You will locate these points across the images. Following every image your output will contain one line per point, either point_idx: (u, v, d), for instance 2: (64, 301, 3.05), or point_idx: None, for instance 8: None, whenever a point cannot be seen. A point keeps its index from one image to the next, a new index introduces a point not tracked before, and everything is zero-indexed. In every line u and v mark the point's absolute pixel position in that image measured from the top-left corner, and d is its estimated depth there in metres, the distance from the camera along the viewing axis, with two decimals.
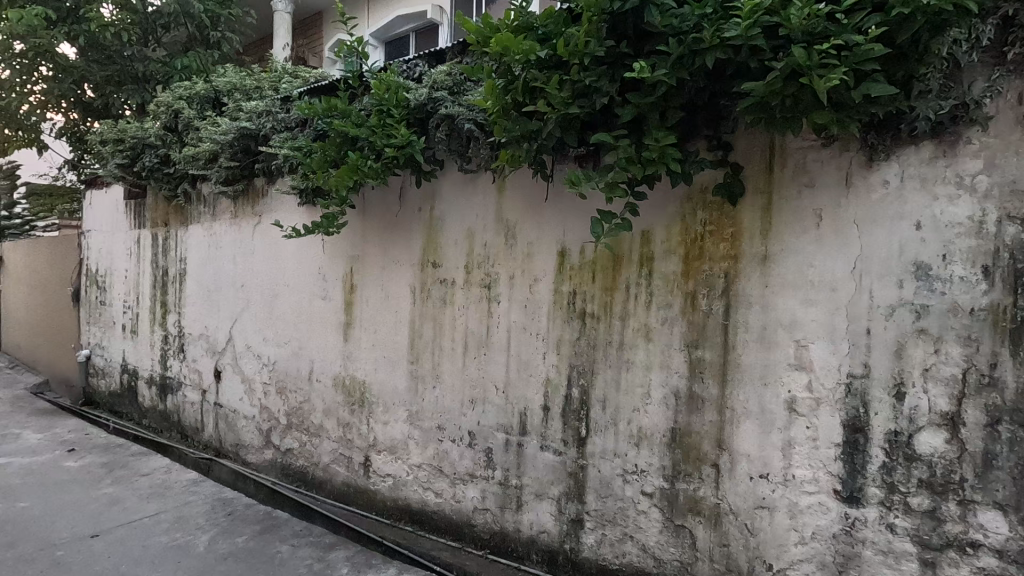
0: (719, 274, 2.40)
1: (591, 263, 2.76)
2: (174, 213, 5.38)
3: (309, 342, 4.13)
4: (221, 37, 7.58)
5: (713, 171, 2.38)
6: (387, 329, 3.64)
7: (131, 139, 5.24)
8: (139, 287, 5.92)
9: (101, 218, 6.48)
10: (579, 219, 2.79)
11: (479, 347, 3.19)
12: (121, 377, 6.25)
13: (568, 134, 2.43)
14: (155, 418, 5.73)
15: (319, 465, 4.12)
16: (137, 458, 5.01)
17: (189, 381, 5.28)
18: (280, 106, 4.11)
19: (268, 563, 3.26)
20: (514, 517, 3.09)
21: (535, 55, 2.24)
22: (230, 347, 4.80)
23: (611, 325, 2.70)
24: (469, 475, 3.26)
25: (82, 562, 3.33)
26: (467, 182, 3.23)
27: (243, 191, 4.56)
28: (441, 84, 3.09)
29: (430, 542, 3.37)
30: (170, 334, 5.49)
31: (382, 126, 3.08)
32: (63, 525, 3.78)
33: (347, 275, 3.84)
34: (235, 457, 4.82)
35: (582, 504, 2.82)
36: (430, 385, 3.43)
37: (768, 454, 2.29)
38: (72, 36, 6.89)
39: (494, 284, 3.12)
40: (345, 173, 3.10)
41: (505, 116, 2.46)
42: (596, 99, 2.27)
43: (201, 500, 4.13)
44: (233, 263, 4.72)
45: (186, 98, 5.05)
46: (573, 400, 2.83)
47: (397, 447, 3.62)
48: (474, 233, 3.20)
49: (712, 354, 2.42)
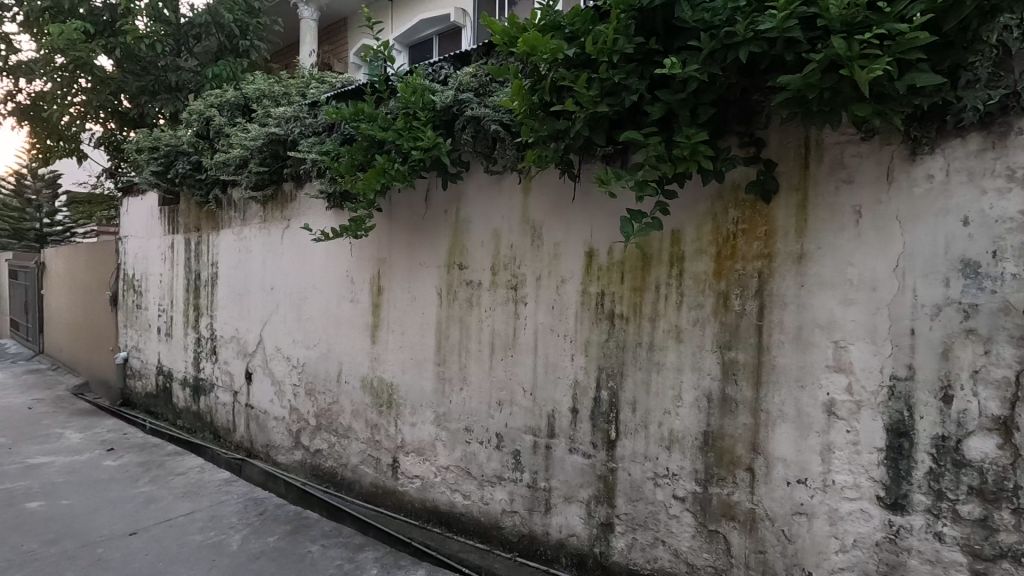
0: (752, 273, 2.34)
1: (619, 263, 2.72)
2: (205, 219, 5.51)
3: (338, 344, 4.17)
4: (250, 46, 7.76)
5: (745, 168, 2.32)
6: (413, 331, 3.66)
7: (165, 146, 5.40)
8: (173, 291, 6.08)
9: (136, 224, 6.68)
10: (606, 220, 2.76)
11: (506, 349, 3.17)
12: (157, 378, 6.42)
13: (595, 133, 2.41)
14: (189, 418, 5.87)
15: (348, 466, 4.16)
16: (172, 458, 5.14)
17: (221, 382, 5.39)
18: (308, 112, 4.17)
19: (299, 563, 3.30)
20: (543, 520, 3.06)
21: (563, 54, 2.22)
22: (260, 349, 4.88)
23: (641, 326, 2.66)
24: (497, 477, 3.25)
25: (121, 558, 3.41)
26: (493, 184, 3.22)
27: (272, 196, 4.63)
28: (467, 86, 3.09)
29: (458, 543, 3.37)
30: (203, 336, 5.61)
31: (408, 129, 3.10)
32: (103, 522, 3.89)
33: (374, 278, 3.87)
34: (266, 457, 4.88)
35: (612, 507, 2.79)
36: (456, 387, 3.43)
37: (806, 458, 2.22)
38: (109, 49, 7.13)
39: (520, 286, 3.10)
40: (372, 176, 3.13)
41: (532, 116, 2.45)
42: (625, 96, 2.24)
43: (234, 500, 4.21)
44: (263, 266, 4.81)
45: (217, 105, 5.16)
46: (602, 402, 2.80)
47: (424, 448, 3.63)
48: (500, 235, 3.19)
49: (745, 355, 2.36)
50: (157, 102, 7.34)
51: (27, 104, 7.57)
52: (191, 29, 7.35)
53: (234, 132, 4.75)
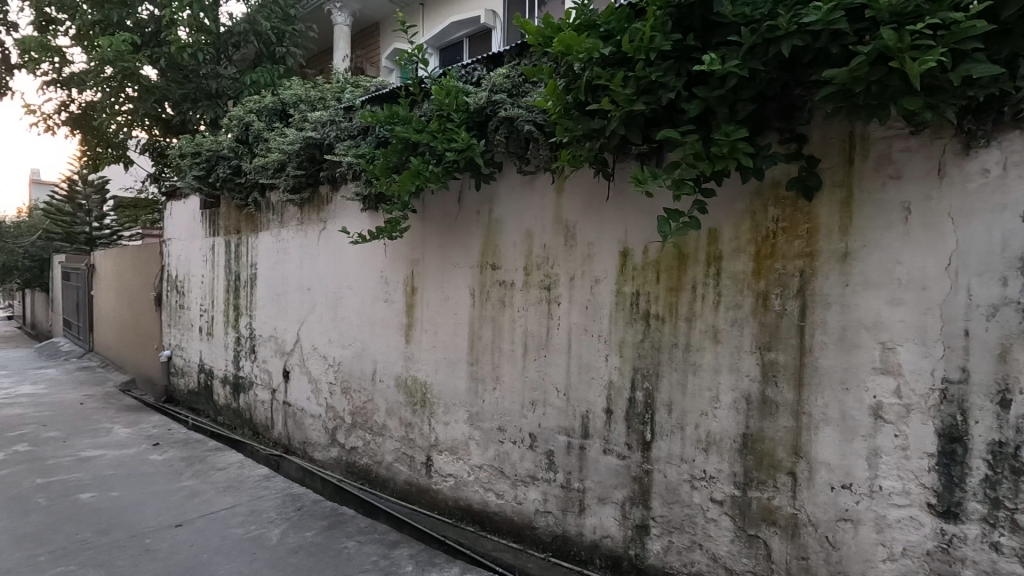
0: (793, 273, 2.29)
1: (655, 262, 2.69)
2: (245, 221, 5.67)
3: (373, 343, 4.24)
4: (286, 52, 7.99)
5: (787, 164, 2.27)
6: (446, 331, 3.69)
7: (206, 151, 5.57)
8: (214, 291, 6.27)
9: (180, 227, 6.92)
10: (641, 219, 2.74)
11: (539, 349, 3.17)
12: (198, 376, 6.63)
13: (631, 131, 2.39)
14: (229, 415, 6.05)
15: (383, 463, 4.23)
16: (213, 453, 5.31)
17: (259, 381, 5.54)
18: (343, 115, 4.24)
19: (336, 558, 3.37)
20: (576, 521, 3.05)
21: (599, 53, 2.21)
22: (298, 348, 5.00)
23: (677, 326, 2.63)
24: (531, 477, 3.25)
25: (168, 549, 3.54)
26: (526, 183, 3.22)
27: (309, 198, 4.74)
28: (500, 87, 3.10)
29: (491, 543, 3.39)
30: (243, 335, 5.78)
31: (443, 131, 3.14)
32: (150, 514, 4.05)
33: (408, 278, 3.92)
34: (303, 454, 4.99)
35: (647, 509, 2.76)
36: (489, 387, 3.45)
37: (852, 463, 2.15)
38: (154, 59, 7.43)
39: (554, 286, 3.10)
40: (407, 178, 3.17)
41: (566, 116, 2.44)
42: (662, 94, 2.21)
43: (273, 495, 4.33)
44: (300, 267, 4.92)
45: (256, 111, 5.30)
46: (637, 403, 2.77)
47: (458, 447, 3.66)
48: (534, 235, 3.19)
49: (786, 356, 2.31)
50: (199, 109, 7.62)
51: (79, 113, 7.97)
52: (230, 38, 7.65)
53: (272, 136, 4.88)
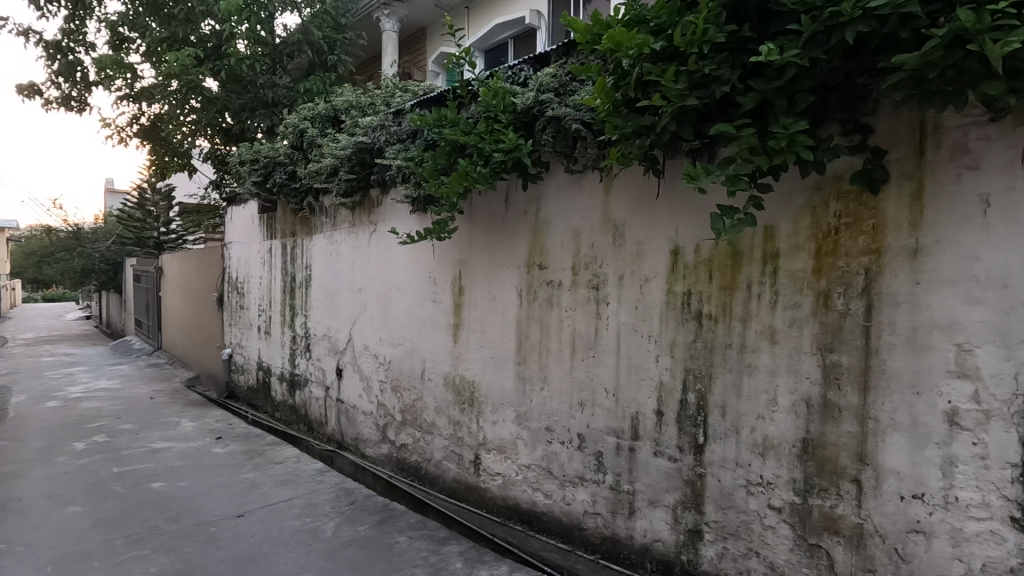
0: (857, 271, 2.18)
1: (707, 261, 2.63)
2: (300, 225, 5.89)
3: (422, 343, 4.32)
4: (337, 60, 8.26)
5: (850, 157, 2.16)
6: (494, 331, 3.71)
7: (264, 158, 5.82)
8: (271, 292, 6.54)
9: (240, 230, 7.25)
10: (693, 217, 2.67)
11: (588, 349, 3.15)
12: (257, 373, 6.93)
13: (683, 127, 2.35)
14: (286, 411, 6.29)
15: (432, 461, 4.30)
16: (271, 448, 5.54)
17: (314, 378, 5.74)
18: (393, 120, 4.34)
19: (388, 552, 3.45)
20: (626, 523, 3.01)
21: (649, 48, 2.17)
22: (350, 347, 5.15)
23: (731, 326, 2.55)
24: (579, 477, 3.23)
25: (231, 537, 3.72)
26: (574, 183, 3.21)
27: (360, 201, 4.87)
28: (547, 86, 3.10)
29: (539, 542, 3.40)
30: (298, 334, 6.00)
31: (490, 132, 3.16)
32: (214, 504, 4.26)
33: (456, 279, 3.97)
34: (355, 450, 5.13)
35: (700, 514, 2.69)
36: (537, 387, 3.44)
37: (923, 472, 2.03)
38: (215, 71, 7.82)
39: (603, 285, 3.06)
40: (455, 180, 3.21)
41: (615, 114, 2.41)
42: (716, 88, 2.16)
43: (327, 489, 4.48)
44: (352, 268, 5.07)
45: (309, 118, 5.49)
46: (689, 405, 2.71)
47: (506, 446, 3.68)
48: (581, 234, 3.17)
49: (850, 358, 2.20)
50: (256, 118, 7.97)
51: (149, 125, 8.49)
52: (285, 48, 8.02)
53: (325, 142, 5.04)
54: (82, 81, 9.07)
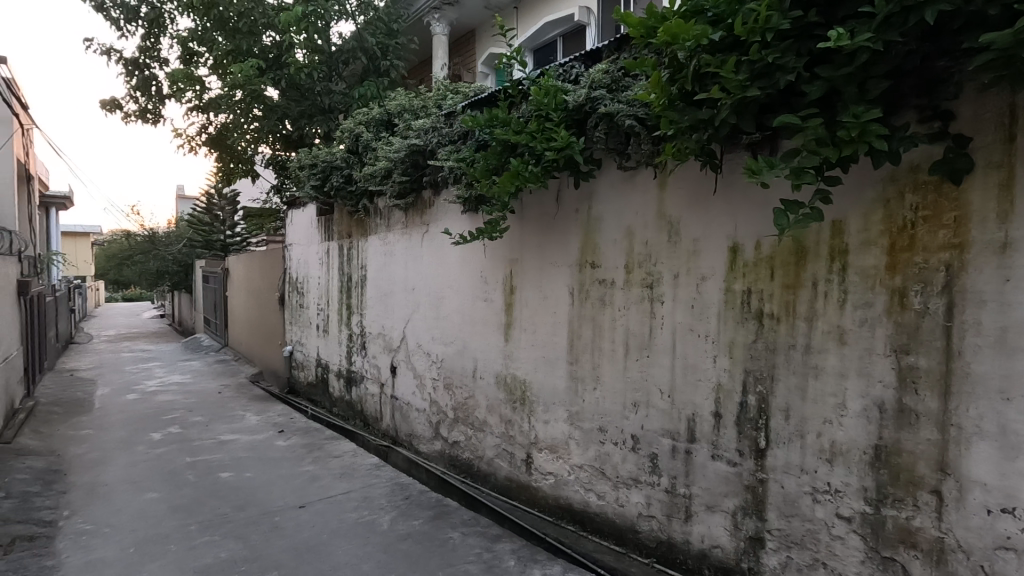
0: (937, 267, 2.04)
1: (769, 258, 2.52)
2: (356, 226, 6.08)
3: (473, 342, 4.36)
4: (389, 65, 8.49)
5: (928, 145, 2.02)
6: (546, 330, 3.70)
7: (322, 163, 6.03)
8: (329, 291, 6.78)
9: (299, 232, 7.55)
10: (753, 212, 2.57)
11: (642, 349, 3.09)
12: (316, 369, 7.20)
13: (743, 119, 2.26)
14: (343, 407, 6.51)
15: (484, 458, 4.34)
16: (330, 442, 5.75)
17: (369, 375, 5.91)
18: (444, 122, 4.40)
19: (442, 547, 3.51)
20: (683, 528, 2.94)
21: (708, 39, 2.11)
22: (403, 345, 5.27)
23: (795, 326, 2.44)
24: (633, 479, 3.18)
25: (294, 527, 3.88)
26: (627, 180, 3.15)
27: (413, 203, 4.97)
28: (599, 83, 3.06)
29: (592, 543, 3.37)
30: (354, 332, 6.19)
31: (541, 131, 3.16)
32: (278, 494, 4.46)
33: (507, 278, 3.99)
34: (409, 446, 5.25)
35: (762, 521, 2.59)
36: (590, 386, 3.41)
37: (1014, 485, 1.88)
38: (276, 81, 8.19)
39: (657, 284, 3.00)
40: (507, 179, 3.22)
41: (671, 108, 2.36)
42: (779, 77, 2.07)
43: (383, 483, 4.61)
44: (405, 268, 5.19)
45: (364, 122, 5.64)
46: (749, 408, 2.62)
47: (558, 446, 3.66)
48: (634, 231, 3.12)
49: (929, 361, 2.06)
50: (314, 124, 8.28)
51: (216, 134, 8.98)
52: (340, 56, 8.31)
53: (379, 145, 5.17)
54: (157, 95, 9.69)
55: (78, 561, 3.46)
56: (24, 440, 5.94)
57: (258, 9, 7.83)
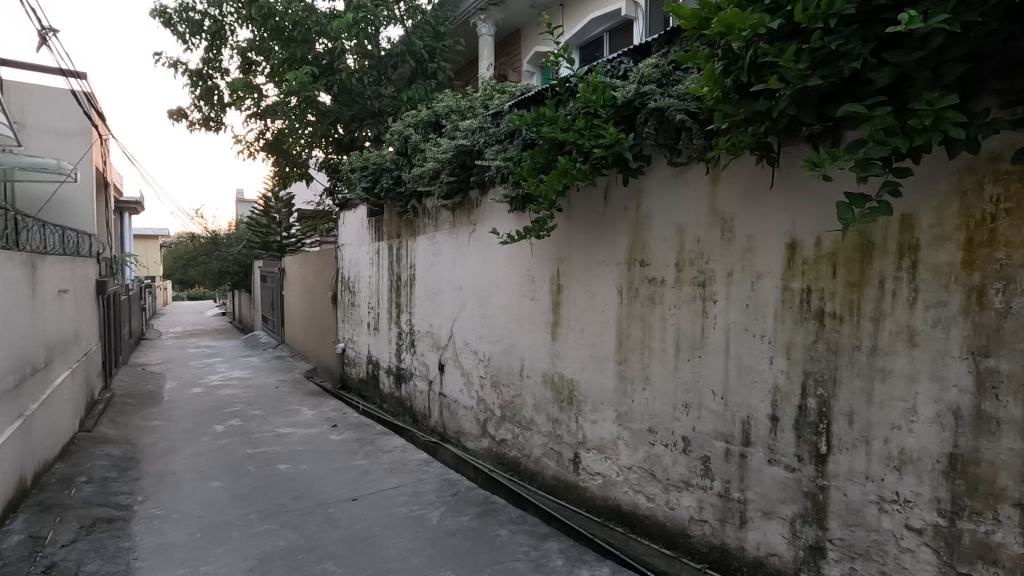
0: (1020, 264, 1.89)
1: (830, 255, 2.41)
2: (405, 227, 6.21)
3: (520, 341, 4.37)
4: (437, 67, 8.64)
5: (1011, 132, 1.88)
6: (593, 329, 3.67)
7: (372, 165, 6.18)
8: (379, 290, 6.95)
9: (351, 232, 7.76)
10: (813, 207, 2.46)
11: (693, 349, 3.02)
12: (367, 366, 7.40)
13: (803, 110, 2.17)
14: (393, 403, 6.66)
15: (531, 457, 4.34)
16: (381, 437, 5.90)
17: (418, 372, 6.02)
18: (491, 122, 4.42)
19: (490, 544, 3.54)
20: (737, 534, 2.85)
21: (765, 28, 2.03)
22: (451, 344, 5.34)
23: (860, 326, 2.32)
24: (684, 482, 3.11)
25: (347, 518, 4.01)
26: (677, 176, 3.08)
27: (460, 203, 5.03)
28: (648, 78, 3.02)
29: (641, 546, 3.32)
30: (403, 330, 6.32)
31: (589, 128, 3.13)
32: (332, 487, 4.62)
33: (555, 277, 3.97)
34: (457, 443, 5.32)
35: (823, 529, 2.48)
36: (639, 387, 3.36)
37: None
38: (329, 87, 8.46)
39: (709, 282, 2.92)
40: (554, 178, 3.20)
41: (725, 101, 2.29)
42: (843, 65, 1.98)
43: (432, 479, 4.70)
44: (453, 267, 5.26)
45: (413, 124, 5.74)
46: (808, 411, 2.51)
47: (606, 446, 3.63)
48: (686, 229, 3.04)
49: (1011, 364, 1.91)
50: (365, 127, 8.52)
51: (273, 140, 9.36)
52: (390, 60, 8.51)
53: (428, 147, 5.25)
54: (219, 103, 10.19)
55: (151, 544, 3.69)
56: (103, 430, 6.38)
57: (311, 18, 8.12)
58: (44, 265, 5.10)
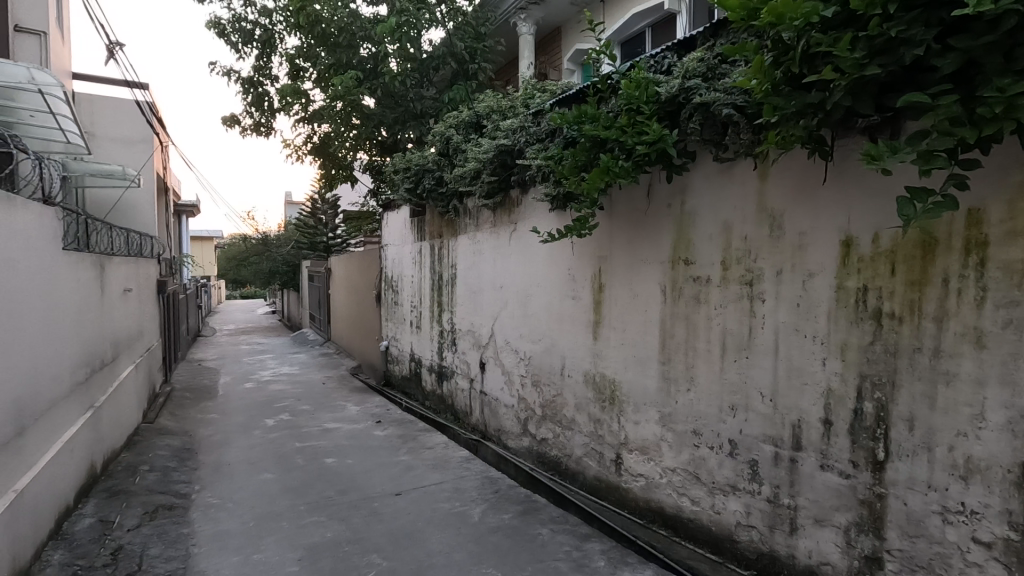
0: None
1: (889, 253, 2.30)
2: (446, 227, 6.29)
3: (561, 340, 4.36)
4: (478, 68, 8.72)
5: None
6: (636, 329, 3.62)
7: (414, 166, 6.29)
8: (422, 289, 7.06)
9: (394, 232, 7.92)
10: (870, 201, 2.35)
11: (741, 350, 2.93)
12: (410, 363, 7.53)
13: (860, 101, 2.08)
14: (434, 400, 6.76)
15: (572, 457, 4.33)
16: (423, 434, 6.00)
17: (460, 370, 6.09)
18: (532, 120, 4.42)
19: (531, 543, 3.55)
20: (786, 541, 2.76)
21: (818, 16, 1.95)
22: (492, 343, 5.38)
23: (921, 327, 2.20)
24: (731, 486, 3.03)
25: (391, 512, 4.10)
26: (723, 172, 3.01)
27: (501, 202, 5.05)
28: (693, 72, 2.96)
29: (685, 550, 3.26)
30: (445, 329, 6.41)
31: (632, 125, 3.08)
32: (377, 481, 4.73)
33: (596, 276, 3.94)
34: (498, 441, 5.35)
35: (880, 539, 2.37)
36: (683, 387, 3.29)
37: None
38: (373, 90, 8.65)
39: (757, 281, 2.83)
40: (596, 176, 3.17)
41: (775, 93, 2.22)
42: (903, 52, 1.88)
43: (473, 476, 4.75)
44: (493, 266, 5.29)
45: (454, 125, 5.80)
46: (865, 415, 2.40)
47: (649, 447, 3.57)
48: (733, 226, 2.96)
49: None
50: (407, 129, 8.68)
51: (320, 143, 9.66)
52: (431, 62, 8.64)
53: (469, 147, 5.30)
54: (269, 109, 10.58)
55: (208, 531, 3.87)
56: (164, 422, 6.74)
57: (356, 23, 8.31)
58: (111, 265, 5.43)
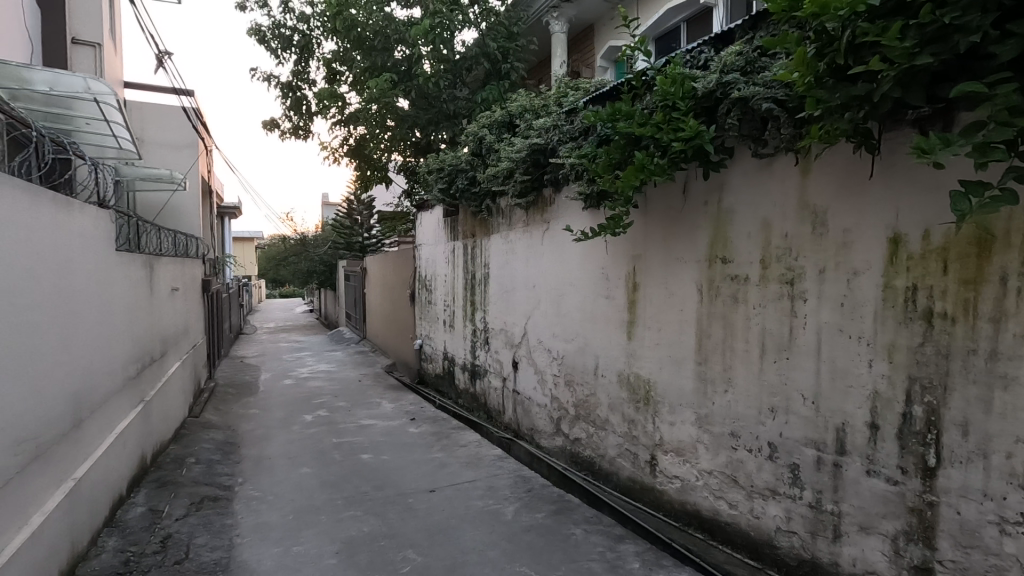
0: None
1: (940, 250, 2.20)
2: (479, 227, 6.33)
3: (595, 340, 4.33)
4: (510, 68, 8.74)
5: None
6: (671, 328, 3.57)
7: (447, 166, 6.34)
8: (455, 288, 7.12)
9: (428, 232, 8.00)
10: (921, 196, 2.25)
11: (781, 351, 2.85)
12: (443, 362, 7.61)
13: (909, 92, 2.00)
14: (467, 399, 6.81)
15: (605, 457, 4.29)
16: (456, 432, 6.05)
17: (492, 369, 6.12)
18: (566, 119, 4.40)
19: (565, 543, 3.54)
20: (830, 548, 2.67)
21: (865, 5, 1.88)
22: (525, 342, 5.38)
23: (976, 327, 2.11)
24: (770, 490, 2.95)
25: (425, 508, 4.16)
26: (763, 169, 2.93)
27: (534, 201, 5.05)
28: (731, 66, 2.90)
29: (723, 555, 3.19)
30: (478, 328, 6.44)
31: (667, 121, 3.04)
32: (411, 478, 4.80)
33: (631, 274, 3.89)
34: (530, 440, 5.35)
35: (931, 549, 2.27)
36: (721, 389, 3.22)
37: None
38: (407, 92, 8.77)
39: (798, 280, 2.75)
40: (631, 174, 3.13)
41: (818, 86, 2.15)
42: (957, 41, 1.80)
43: (506, 475, 4.77)
44: (526, 265, 5.29)
45: (486, 125, 5.82)
46: (914, 420, 2.30)
47: (684, 448, 3.51)
48: (773, 224, 2.88)
49: None
50: (441, 130, 8.77)
51: (356, 145, 9.85)
52: (464, 62, 8.70)
53: (501, 147, 5.32)
54: (307, 113, 10.85)
55: (250, 522, 4.00)
56: (208, 416, 6.99)
57: (391, 26, 8.43)
58: (160, 265, 5.67)
